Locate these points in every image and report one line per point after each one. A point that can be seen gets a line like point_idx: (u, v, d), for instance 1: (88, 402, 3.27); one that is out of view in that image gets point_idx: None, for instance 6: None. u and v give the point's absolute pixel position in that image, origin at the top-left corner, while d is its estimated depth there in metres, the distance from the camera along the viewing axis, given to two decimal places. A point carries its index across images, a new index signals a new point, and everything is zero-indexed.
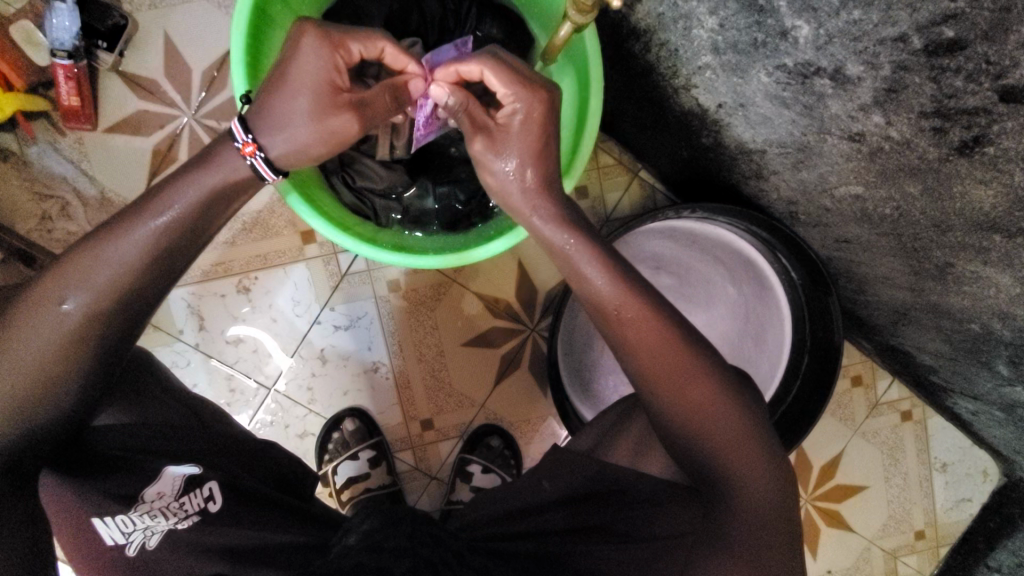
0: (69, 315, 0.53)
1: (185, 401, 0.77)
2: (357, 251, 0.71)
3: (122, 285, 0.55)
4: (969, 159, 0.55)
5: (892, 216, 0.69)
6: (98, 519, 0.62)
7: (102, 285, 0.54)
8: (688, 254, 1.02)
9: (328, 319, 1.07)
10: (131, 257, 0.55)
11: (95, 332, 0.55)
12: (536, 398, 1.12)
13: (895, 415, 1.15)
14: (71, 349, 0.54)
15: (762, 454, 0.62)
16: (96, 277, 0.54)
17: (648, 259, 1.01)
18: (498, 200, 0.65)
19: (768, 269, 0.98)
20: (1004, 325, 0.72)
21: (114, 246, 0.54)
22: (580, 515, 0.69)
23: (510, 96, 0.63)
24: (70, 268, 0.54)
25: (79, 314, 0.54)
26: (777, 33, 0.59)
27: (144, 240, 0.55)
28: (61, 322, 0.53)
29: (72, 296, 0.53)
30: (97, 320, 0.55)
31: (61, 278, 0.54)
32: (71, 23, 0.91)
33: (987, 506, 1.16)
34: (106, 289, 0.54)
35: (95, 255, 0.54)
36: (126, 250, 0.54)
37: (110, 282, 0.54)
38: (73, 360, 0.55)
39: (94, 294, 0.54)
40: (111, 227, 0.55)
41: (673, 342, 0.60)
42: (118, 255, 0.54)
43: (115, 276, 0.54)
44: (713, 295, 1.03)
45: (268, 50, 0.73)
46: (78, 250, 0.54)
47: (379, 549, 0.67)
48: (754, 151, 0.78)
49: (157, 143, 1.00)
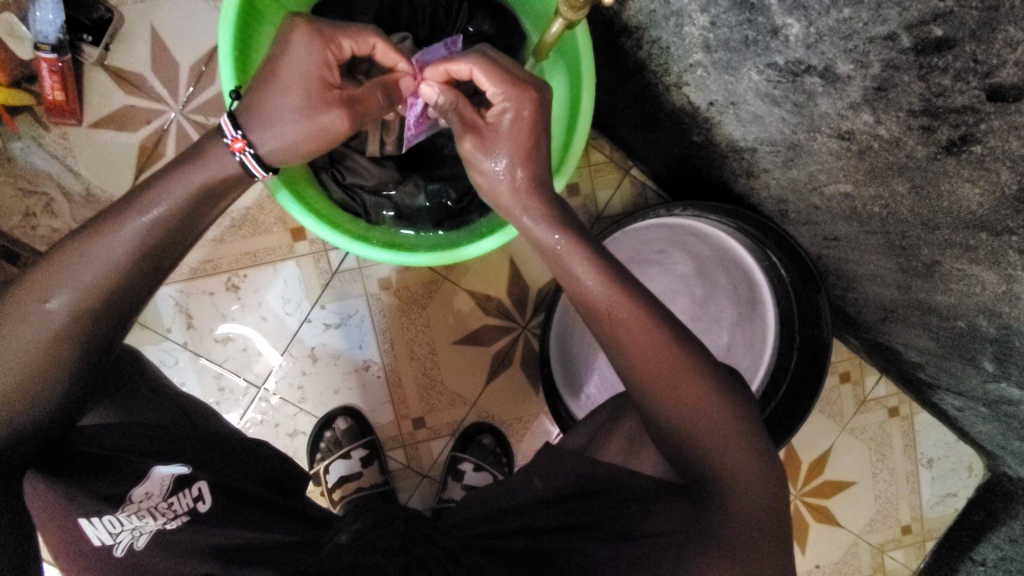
0: (55, 314, 0.53)
1: (174, 401, 0.77)
2: (348, 249, 0.71)
3: (109, 283, 0.54)
4: (957, 158, 0.55)
5: (880, 215, 0.69)
6: (86, 520, 0.61)
7: (89, 283, 0.53)
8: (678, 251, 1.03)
9: (318, 318, 1.06)
10: (119, 255, 0.54)
11: (81, 332, 0.54)
12: (528, 396, 1.12)
13: (882, 411, 1.17)
14: (58, 348, 0.54)
15: (751, 451, 0.62)
16: (83, 276, 0.53)
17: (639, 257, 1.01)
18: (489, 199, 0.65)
19: (756, 267, 1.00)
20: (990, 322, 0.73)
21: (101, 244, 0.54)
22: (569, 514, 0.69)
23: (499, 97, 0.63)
24: (57, 266, 0.53)
25: (65, 313, 0.53)
26: (768, 31, 0.59)
27: (132, 239, 0.54)
28: (47, 321, 0.53)
29: (58, 295, 0.53)
30: (83, 319, 0.54)
31: (48, 276, 0.53)
32: (54, 16, 0.89)
33: (972, 501, 1.18)
34: (93, 287, 0.54)
35: (82, 253, 0.53)
36: (114, 248, 0.54)
37: (97, 280, 0.54)
38: (61, 359, 0.54)
39: (80, 293, 0.53)
40: (98, 224, 0.54)
41: (663, 340, 0.61)
42: (105, 253, 0.54)
43: (103, 274, 0.54)
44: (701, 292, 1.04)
45: (258, 44, 0.72)
46: (65, 247, 0.54)
47: (371, 549, 0.66)
48: (745, 150, 0.79)
49: (144, 139, 0.99)
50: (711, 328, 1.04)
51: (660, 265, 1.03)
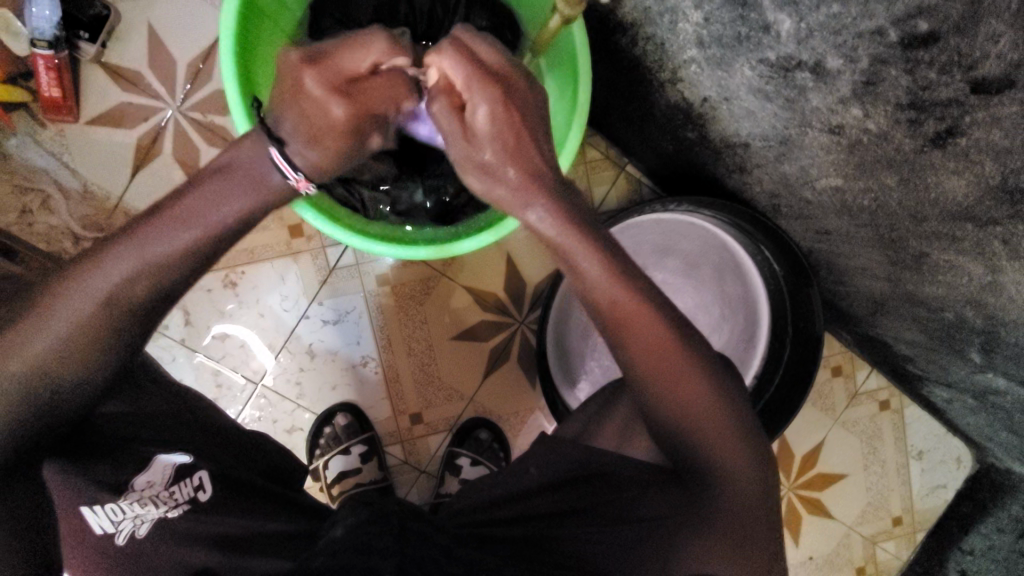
0: (81, 315, 0.54)
1: (177, 392, 0.76)
2: (350, 243, 0.73)
3: (134, 288, 0.55)
4: (942, 150, 0.57)
5: (870, 208, 0.71)
6: (87, 508, 0.62)
7: (113, 288, 0.54)
8: (697, 246, 1.05)
9: (316, 314, 1.07)
10: (148, 262, 0.55)
11: (101, 332, 0.55)
12: (524, 391, 1.13)
13: (873, 404, 1.18)
14: (84, 347, 0.54)
15: (744, 439, 0.64)
16: (109, 282, 0.54)
17: (654, 249, 1.04)
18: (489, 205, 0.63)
19: (751, 267, 1.01)
20: (976, 314, 0.74)
21: (131, 254, 0.55)
22: (562, 500, 0.70)
23: (480, 112, 0.60)
24: (93, 269, 0.54)
25: (87, 309, 0.54)
26: (760, 26, 0.61)
27: (161, 248, 0.56)
28: (69, 321, 0.53)
29: (85, 299, 0.54)
30: (104, 320, 0.54)
31: (80, 278, 0.54)
32: (52, 13, 0.90)
33: (960, 492, 1.20)
34: (119, 291, 0.55)
35: (112, 261, 0.54)
36: (141, 256, 0.55)
37: (125, 287, 0.55)
38: (84, 356, 0.55)
39: (107, 296, 0.54)
40: (128, 236, 0.55)
41: (660, 332, 0.62)
42: (134, 261, 0.55)
43: (130, 274, 0.55)
44: (712, 287, 1.05)
45: (259, 39, 0.73)
46: (94, 256, 0.55)
47: (367, 550, 0.61)
48: (739, 145, 0.80)
49: (141, 136, 1.00)
50: (711, 324, 1.05)
51: (667, 253, 1.04)
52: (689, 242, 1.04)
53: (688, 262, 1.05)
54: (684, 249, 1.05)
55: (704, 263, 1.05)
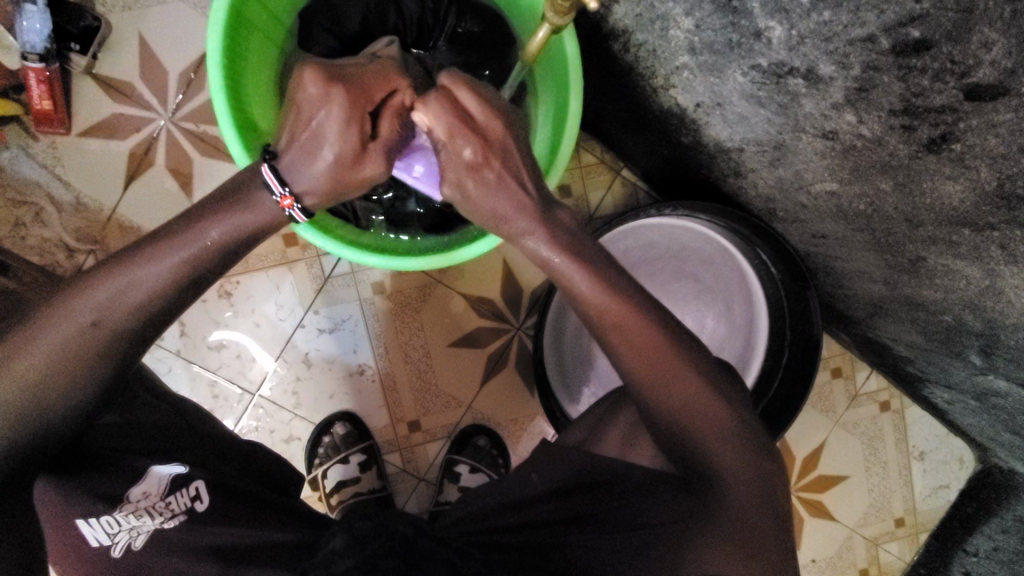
0: (80, 331, 0.54)
1: (175, 403, 0.76)
2: (340, 254, 0.71)
3: (139, 308, 0.55)
4: (937, 155, 0.56)
5: (866, 212, 0.70)
6: (84, 520, 0.61)
7: (112, 306, 0.54)
8: (708, 248, 1.03)
9: (312, 323, 1.06)
10: (159, 283, 0.55)
11: (97, 349, 0.55)
12: (523, 397, 1.12)
13: (874, 406, 1.18)
14: (77, 364, 0.54)
15: (745, 449, 0.63)
16: (115, 301, 0.54)
17: (666, 249, 1.03)
18: (486, 213, 0.62)
19: (757, 287, 1.00)
20: (974, 317, 0.74)
21: (141, 272, 0.55)
22: (571, 507, 0.69)
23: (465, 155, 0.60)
24: (94, 288, 0.54)
25: (81, 329, 0.54)
26: (751, 33, 0.60)
27: (169, 270, 0.56)
28: (69, 338, 0.53)
29: (92, 315, 0.54)
30: (102, 340, 0.54)
31: (83, 296, 0.54)
32: (41, 25, 0.89)
33: (963, 493, 1.19)
34: (124, 311, 0.55)
35: (124, 279, 0.54)
36: (148, 274, 0.55)
37: (129, 305, 0.55)
38: (81, 372, 0.54)
39: (112, 317, 0.54)
40: (138, 252, 0.55)
41: (661, 343, 0.61)
42: (143, 281, 0.55)
43: (129, 297, 0.55)
44: (718, 290, 1.04)
45: (247, 50, 0.72)
46: (104, 273, 0.55)
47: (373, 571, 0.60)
48: (732, 150, 0.80)
49: (134, 147, 0.99)
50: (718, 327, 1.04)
51: (675, 257, 1.03)
52: (702, 243, 1.03)
53: (698, 265, 1.03)
54: (697, 250, 1.03)
55: (712, 265, 1.03)
